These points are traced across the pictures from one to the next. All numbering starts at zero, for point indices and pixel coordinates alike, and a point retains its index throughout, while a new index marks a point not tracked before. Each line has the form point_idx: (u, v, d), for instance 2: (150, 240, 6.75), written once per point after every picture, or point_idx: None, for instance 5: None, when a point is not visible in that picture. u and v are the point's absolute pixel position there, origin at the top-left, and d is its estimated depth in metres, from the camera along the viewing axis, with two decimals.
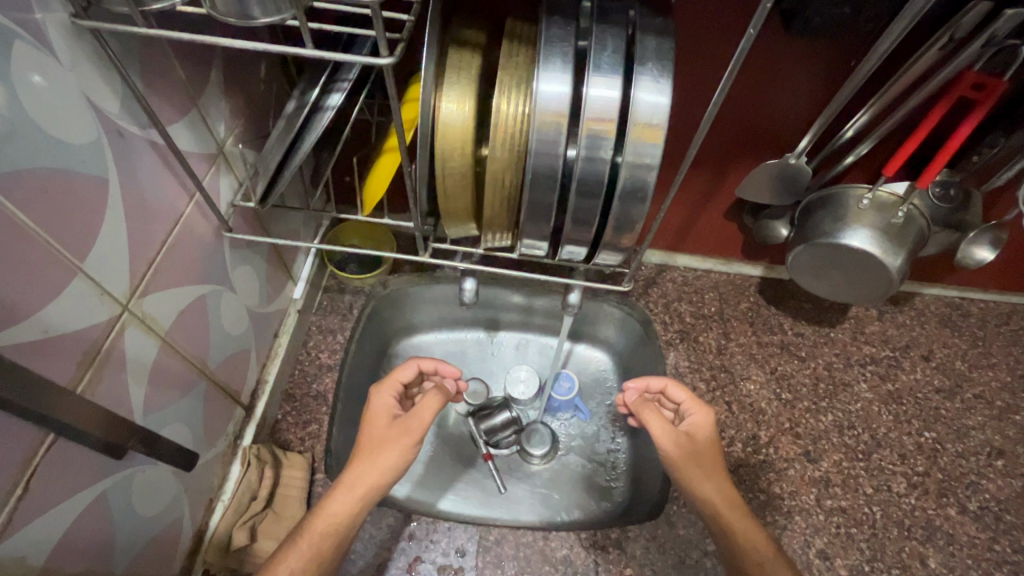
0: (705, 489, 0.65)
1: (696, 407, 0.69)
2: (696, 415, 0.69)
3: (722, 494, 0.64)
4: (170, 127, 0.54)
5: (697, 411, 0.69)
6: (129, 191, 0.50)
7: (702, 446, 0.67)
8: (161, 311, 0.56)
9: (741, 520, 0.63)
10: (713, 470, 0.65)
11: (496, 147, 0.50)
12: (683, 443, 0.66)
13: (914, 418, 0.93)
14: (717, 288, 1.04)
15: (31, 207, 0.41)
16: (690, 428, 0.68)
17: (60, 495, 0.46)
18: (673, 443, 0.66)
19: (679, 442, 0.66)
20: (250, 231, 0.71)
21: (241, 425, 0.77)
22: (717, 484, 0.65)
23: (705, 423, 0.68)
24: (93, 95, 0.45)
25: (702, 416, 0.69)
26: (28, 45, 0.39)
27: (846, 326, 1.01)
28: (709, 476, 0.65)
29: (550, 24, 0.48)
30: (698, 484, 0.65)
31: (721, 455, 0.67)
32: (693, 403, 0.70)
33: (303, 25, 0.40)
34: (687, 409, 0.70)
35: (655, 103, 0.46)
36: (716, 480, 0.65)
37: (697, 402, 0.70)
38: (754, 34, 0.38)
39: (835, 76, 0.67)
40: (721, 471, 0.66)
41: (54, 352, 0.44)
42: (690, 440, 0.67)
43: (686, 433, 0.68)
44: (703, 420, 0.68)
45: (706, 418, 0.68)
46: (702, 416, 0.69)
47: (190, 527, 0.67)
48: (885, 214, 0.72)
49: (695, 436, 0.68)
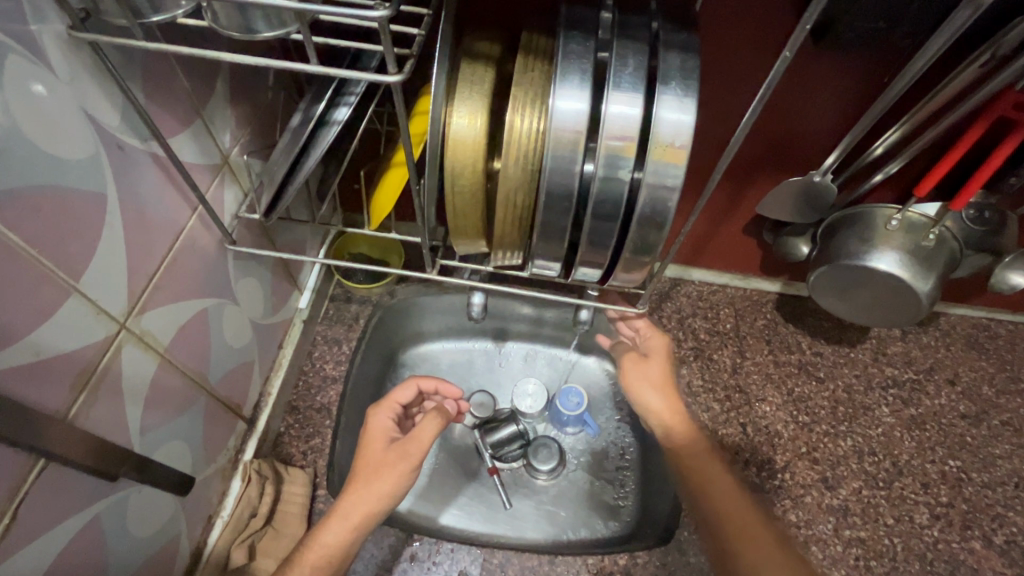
0: (702, 497, 0.59)
1: (652, 331, 0.73)
2: (653, 339, 0.73)
3: (720, 492, 0.59)
4: (172, 139, 0.52)
5: (654, 336, 0.72)
6: (130, 205, 0.49)
7: (653, 364, 0.70)
8: (160, 328, 0.55)
9: (747, 516, 0.57)
10: (705, 474, 0.61)
11: (508, 165, 0.48)
12: (641, 363, 0.71)
13: (938, 445, 0.89)
14: (732, 304, 1.00)
15: (23, 226, 0.39)
16: (647, 350, 0.72)
17: (47, 522, 0.44)
18: (670, 413, 0.67)
19: (645, 370, 0.70)
20: (255, 243, 0.70)
21: (242, 438, 0.75)
22: (664, 395, 0.68)
23: (661, 347, 0.72)
24: (90, 109, 0.43)
25: (658, 340, 0.72)
26: (22, 59, 0.38)
27: (867, 346, 0.97)
28: (712, 487, 0.59)
29: (567, 39, 0.45)
30: (699, 493, 0.60)
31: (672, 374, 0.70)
32: (648, 328, 0.73)
33: (307, 39, 0.38)
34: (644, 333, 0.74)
35: (678, 122, 0.43)
36: (714, 487, 0.59)
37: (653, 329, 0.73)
38: (790, 56, 0.36)
39: (866, 92, 0.63)
40: (670, 385, 0.69)
41: (45, 375, 0.43)
42: (644, 358, 0.71)
43: (643, 354, 0.72)
44: (657, 344, 0.72)
45: (663, 342, 0.72)
46: (659, 340, 0.72)
47: (188, 544, 0.66)
48: (915, 235, 0.69)
49: (649, 357, 0.71)
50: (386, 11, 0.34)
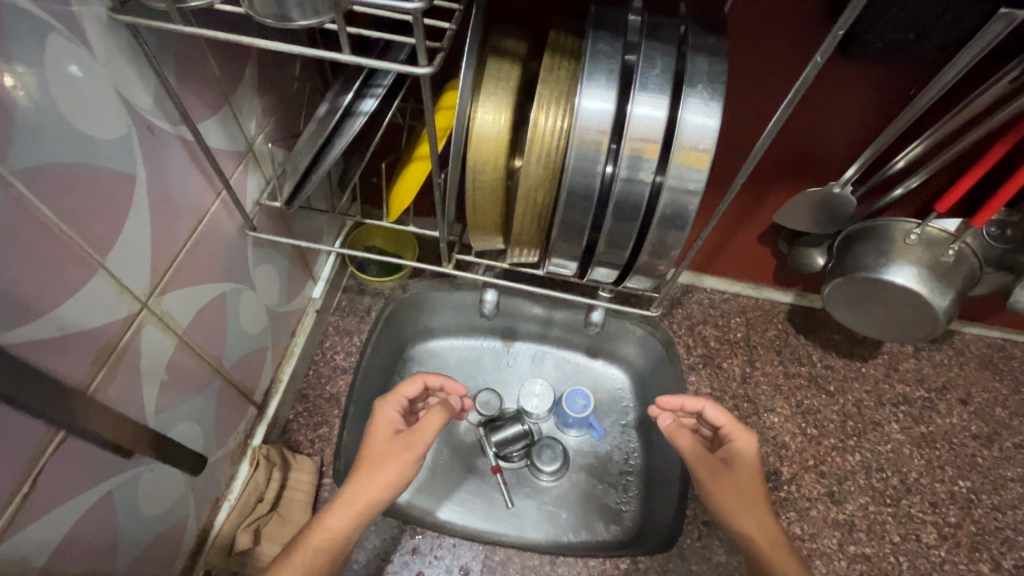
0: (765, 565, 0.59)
1: (736, 432, 0.68)
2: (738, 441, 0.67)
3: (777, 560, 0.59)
4: (201, 125, 0.53)
5: (738, 439, 0.67)
6: (156, 188, 0.49)
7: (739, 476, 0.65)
8: (179, 310, 0.56)
9: None
10: None
11: (531, 162, 0.48)
12: (723, 475, 0.65)
13: (948, 464, 0.88)
14: (744, 312, 1.00)
15: (56, 203, 0.40)
16: (728, 459, 0.67)
17: (63, 495, 0.45)
18: (765, 538, 0.61)
19: (735, 485, 0.64)
20: (275, 231, 0.71)
21: (252, 424, 0.76)
22: (727, 484, 0.64)
23: (745, 450, 0.67)
24: (125, 91, 0.44)
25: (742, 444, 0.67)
26: (64, 38, 0.39)
27: (879, 361, 0.96)
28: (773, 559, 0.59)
29: (596, 38, 0.45)
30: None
31: (761, 487, 0.64)
32: (732, 428, 0.68)
33: (341, 29, 0.39)
34: (727, 433, 0.69)
35: (703, 126, 0.43)
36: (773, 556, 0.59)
37: (738, 426, 0.68)
38: (821, 62, 0.36)
39: (891, 102, 0.63)
40: (758, 502, 0.63)
41: (67, 348, 0.43)
42: (728, 470, 0.65)
43: (723, 463, 0.66)
44: (743, 447, 0.67)
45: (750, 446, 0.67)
46: (745, 443, 0.67)
47: (195, 525, 0.67)
48: (934, 251, 0.68)
49: (733, 466, 0.66)
50: (420, 3, 0.34)
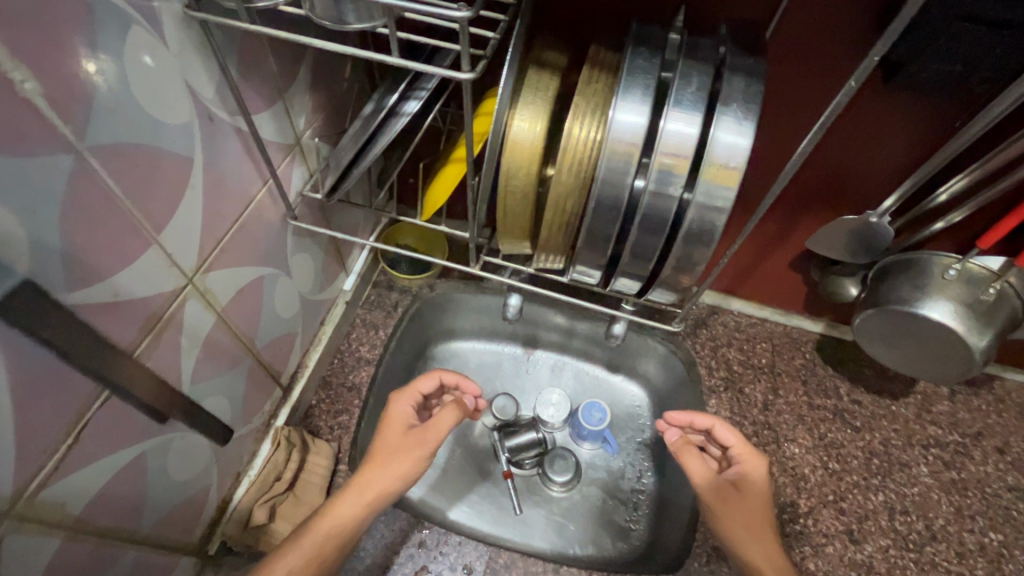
0: None
1: (746, 454, 0.67)
2: (748, 462, 0.66)
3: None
4: (256, 117, 0.56)
5: (749, 460, 0.66)
6: (211, 172, 0.53)
7: (746, 499, 0.64)
8: (221, 288, 0.59)
9: None
10: None
11: (562, 170, 0.50)
12: (730, 499, 0.64)
13: (979, 514, 0.84)
14: (770, 339, 0.98)
15: (123, 178, 0.44)
16: (737, 481, 0.66)
17: (102, 451, 0.48)
18: (772, 566, 0.60)
19: (741, 509, 0.63)
20: (313, 222, 0.74)
21: (277, 405, 0.79)
22: (737, 509, 0.63)
23: (755, 474, 0.66)
24: (192, 81, 0.48)
25: (752, 465, 0.66)
26: (143, 30, 0.42)
27: (911, 401, 0.93)
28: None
29: (634, 54, 0.47)
30: None
31: (770, 514, 0.64)
32: (743, 450, 0.67)
33: (392, 33, 0.41)
34: (736, 454, 0.68)
35: (734, 145, 0.44)
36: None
37: (748, 449, 0.67)
38: (854, 87, 0.37)
39: (934, 134, 0.62)
40: (766, 533, 0.62)
41: (119, 314, 0.47)
42: (736, 493, 0.65)
43: (731, 484, 0.66)
44: (753, 470, 0.66)
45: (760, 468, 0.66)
46: (755, 465, 0.66)
47: (216, 496, 0.70)
48: (973, 289, 0.66)
49: (742, 489, 0.65)
50: (468, 12, 0.36)
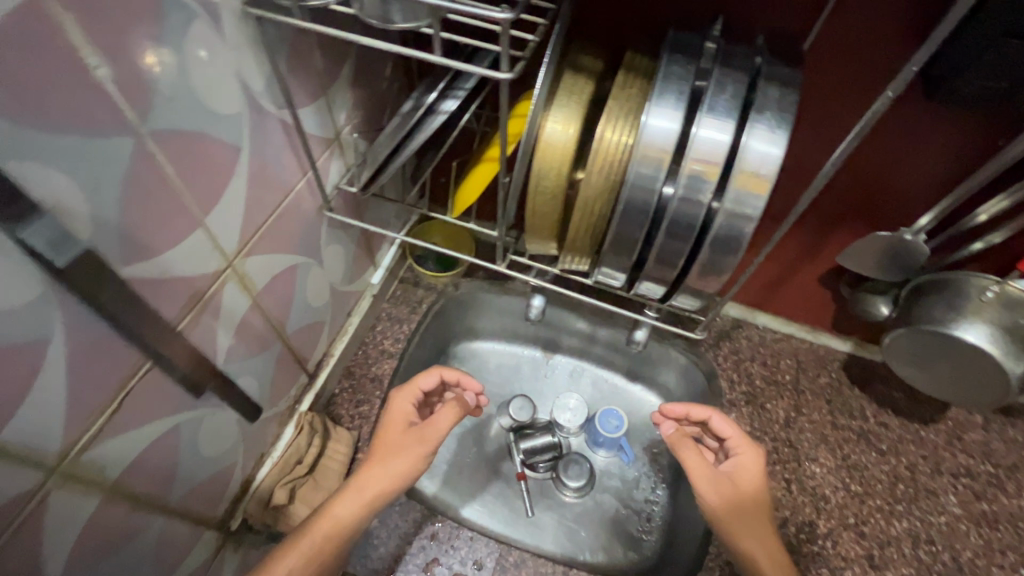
0: None
1: (743, 445, 0.66)
2: (744, 454, 0.66)
3: None
4: (301, 110, 0.59)
5: (745, 451, 0.66)
6: (256, 162, 0.56)
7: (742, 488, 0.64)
8: (257, 273, 0.62)
9: None
10: None
11: (593, 172, 0.51)
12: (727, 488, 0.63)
13: (1009, 549, 0.81)
14: (796, 355, 0.96)
15: (177, 162, 0.46)
16: (734, 473, 0.65)
17: (140, 420, 0.51)
18: (768, 557, 0.59)
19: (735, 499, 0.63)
20: (347, 215, 0.77)
21: (302, 390, 0.82)
22: (734, 504, 0.62)
23: (752, 464, 0.65)
24: (245, 74, 0.51)
25: (748, 456, 0.66)
26: (204, 24, 0.45)
27: (941, 427, 0.90)
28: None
29: (670, 61, 0.48)
30: None
31: (765, 504, 0.63)
32: (739, 442, 0.67)
33: (436, 33, 0.43)
34: (732, 446, 0.68)
35: (766, 153, 0.44)
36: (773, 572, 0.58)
37: (744, 441, 0.67)
38: (892, 96, 0.38)
39: (976, 151, 0.61)
40: (763, 523, 0.61)
41: (165, 290, 0.49)
42: (731, 482, 0.64)
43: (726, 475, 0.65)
44: (749, 461, 0.65)
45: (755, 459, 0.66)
46: (750, 454, 0.66)
47: (240, 474, 0.72)
48: (1014, 312, 0.64)
49: (740, 480, 0.64)
50: (510, 15, 0.38)
